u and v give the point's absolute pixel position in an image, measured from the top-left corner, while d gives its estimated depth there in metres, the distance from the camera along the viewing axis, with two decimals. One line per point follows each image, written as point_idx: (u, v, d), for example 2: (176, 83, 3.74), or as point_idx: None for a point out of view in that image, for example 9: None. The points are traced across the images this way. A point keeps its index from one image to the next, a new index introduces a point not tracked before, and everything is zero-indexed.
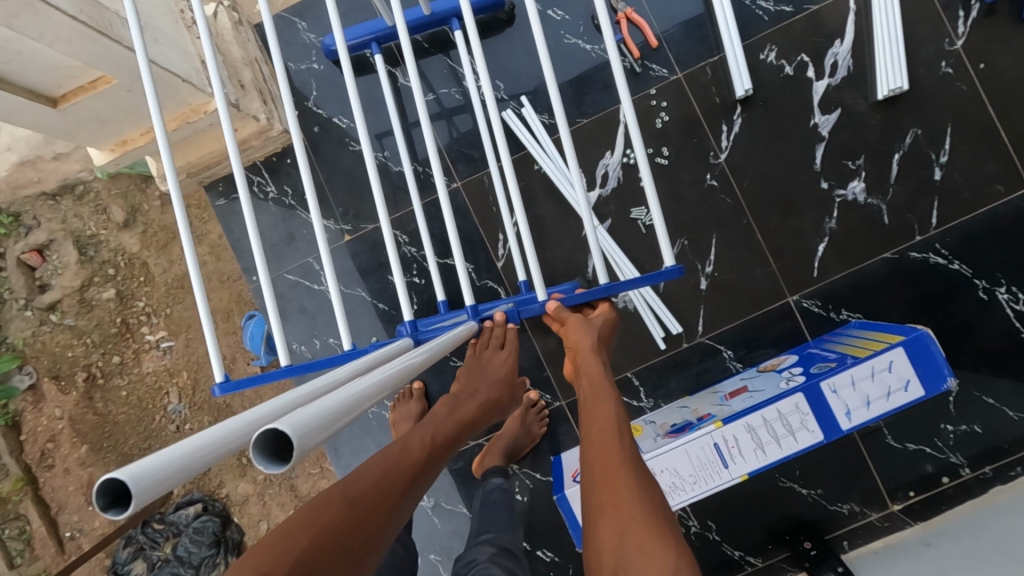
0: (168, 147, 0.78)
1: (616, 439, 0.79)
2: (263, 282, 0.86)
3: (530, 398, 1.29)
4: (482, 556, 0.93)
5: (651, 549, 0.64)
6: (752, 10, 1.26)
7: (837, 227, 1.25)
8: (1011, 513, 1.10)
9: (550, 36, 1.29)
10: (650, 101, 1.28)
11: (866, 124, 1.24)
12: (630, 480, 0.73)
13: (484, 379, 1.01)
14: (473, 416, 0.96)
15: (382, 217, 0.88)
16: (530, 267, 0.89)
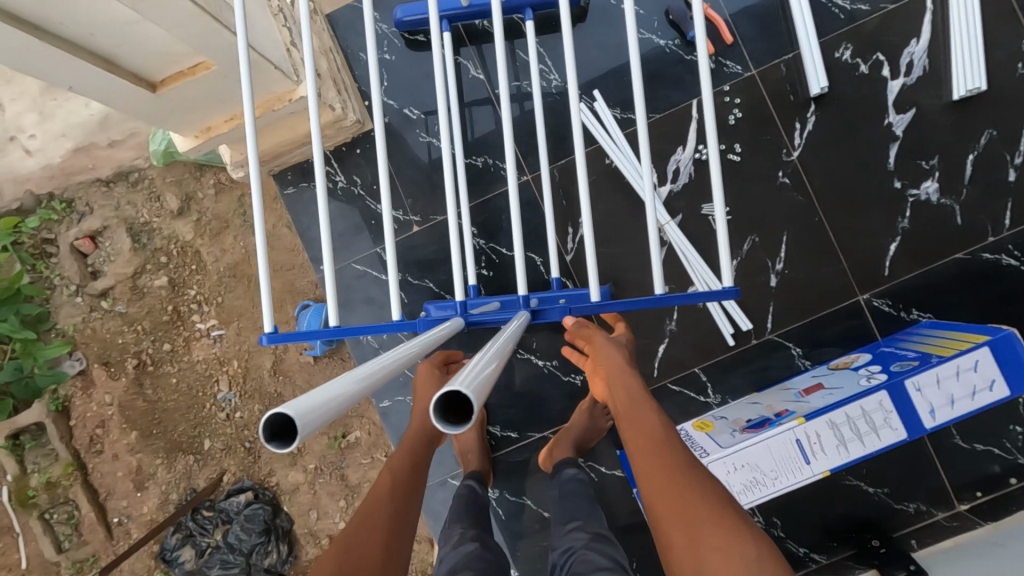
0: (257, 137, 0.80)
1: (660, 442, 0.81)
2: (326, 272, 0.88)
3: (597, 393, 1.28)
4: (578, 543, 0.96)
5: (728, 542, 0.66)
6: (829, 8, 1.25)
7: (909, 226, 1.25)
8: None
9: (623, 31, 1.29)
10: (722, 98, 1.27)
11: (941, 124, 1.24)
12: (685, 477, 0.75)
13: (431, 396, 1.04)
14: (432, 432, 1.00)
15: (451, 203, 0.92)
16: (590, 269, 0.87)
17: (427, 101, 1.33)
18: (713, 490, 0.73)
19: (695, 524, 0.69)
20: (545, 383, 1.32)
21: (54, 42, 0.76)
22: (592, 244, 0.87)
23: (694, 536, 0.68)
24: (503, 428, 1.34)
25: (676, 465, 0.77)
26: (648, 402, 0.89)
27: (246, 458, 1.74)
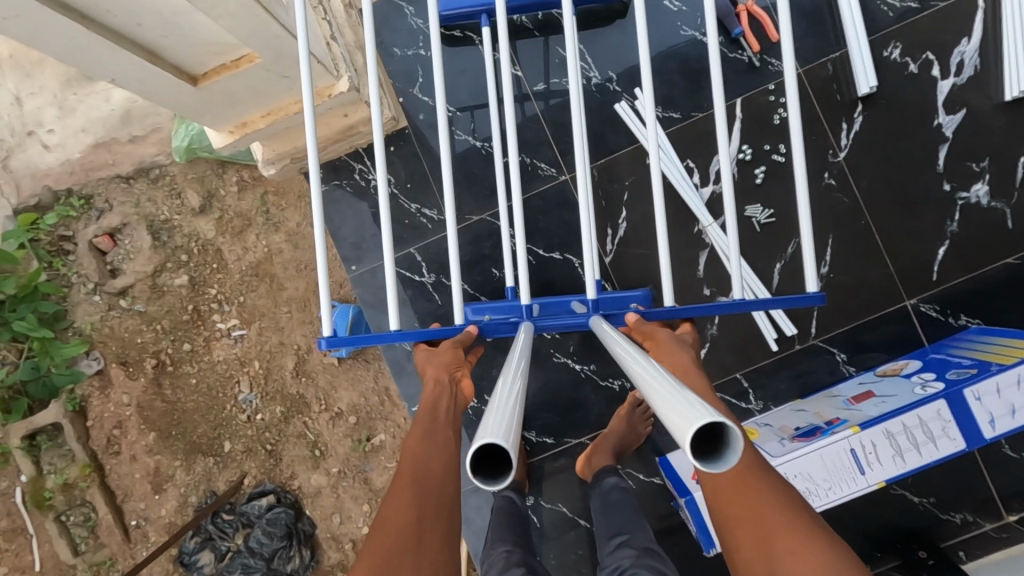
0: (317, 136, 0.77)
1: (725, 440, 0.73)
2: (389, 268, 0.84)
3: (635, 397, 1.25)
4: (626, 560, 0.89)
5: (807, 550, 0.61)
6: (878, 6, 1.22)
7: (958, 230, 1.22)
8: None
9: (666, 28, 1.26)
10: (768, 97, 1.24)
11: (992, 126, 1.21)
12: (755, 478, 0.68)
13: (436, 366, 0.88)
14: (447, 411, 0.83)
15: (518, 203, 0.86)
16: (667, 278, 0.83)
17: (463, 98, 1.30)
18: (784, 494, 0.67)
19: (769, 528, 0.64)
20: (583, 387, 1.30)
21: (100, 32, 0.72)
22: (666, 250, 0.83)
23: (768, 543, 0.63)
24: (538, 433, 1.31)
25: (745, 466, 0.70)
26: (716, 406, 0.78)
27: (267, 461, 1.71)
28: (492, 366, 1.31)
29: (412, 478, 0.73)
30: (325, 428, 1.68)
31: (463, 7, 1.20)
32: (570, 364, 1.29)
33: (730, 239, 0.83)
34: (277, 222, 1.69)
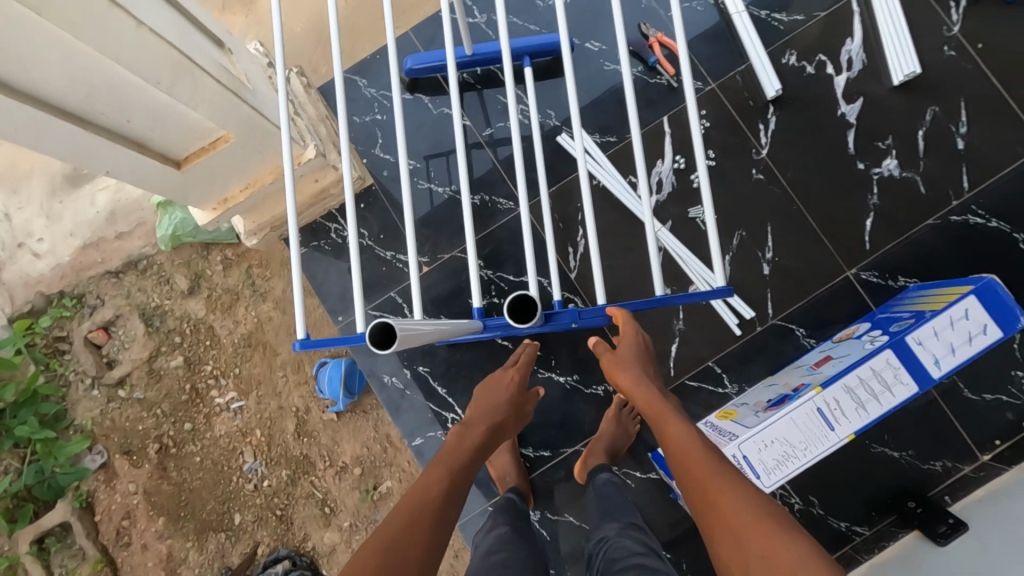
0: (294, 194, 0.94)
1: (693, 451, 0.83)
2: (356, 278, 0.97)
3: (621, 398, 1.34)
4: (611, 532, 0.95)
5: (774, 544, 0.68)
6: (771, 23, 1.40)
7: (879, 202, 1.35)
8: None
9: (591, 66, 1.42)
10: (690, 112, 1.39)
11: (890, 107, 1.37)
12: (724, 479, 0.77)
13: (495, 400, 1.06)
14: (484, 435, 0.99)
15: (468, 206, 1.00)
16: (598, 275, 0.96)
17: (421, 152, 1.43)
18: (755, 497, 0.75)
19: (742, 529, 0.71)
20: (570, 397, 1.37)
21: (96, 131, 0.84)
22: (597, 256, 0.97)
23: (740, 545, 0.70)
24: (535, 448, 1.37)
25: (720, 473, 0.79)
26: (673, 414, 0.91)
27: (278, 527, 1.72)
28: None
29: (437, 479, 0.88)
30: (332, 484, 1.71)
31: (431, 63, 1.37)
32: (554, 376, 1.37)
33: (645, 208, 0.99)
34: (264, 292, 1.78)
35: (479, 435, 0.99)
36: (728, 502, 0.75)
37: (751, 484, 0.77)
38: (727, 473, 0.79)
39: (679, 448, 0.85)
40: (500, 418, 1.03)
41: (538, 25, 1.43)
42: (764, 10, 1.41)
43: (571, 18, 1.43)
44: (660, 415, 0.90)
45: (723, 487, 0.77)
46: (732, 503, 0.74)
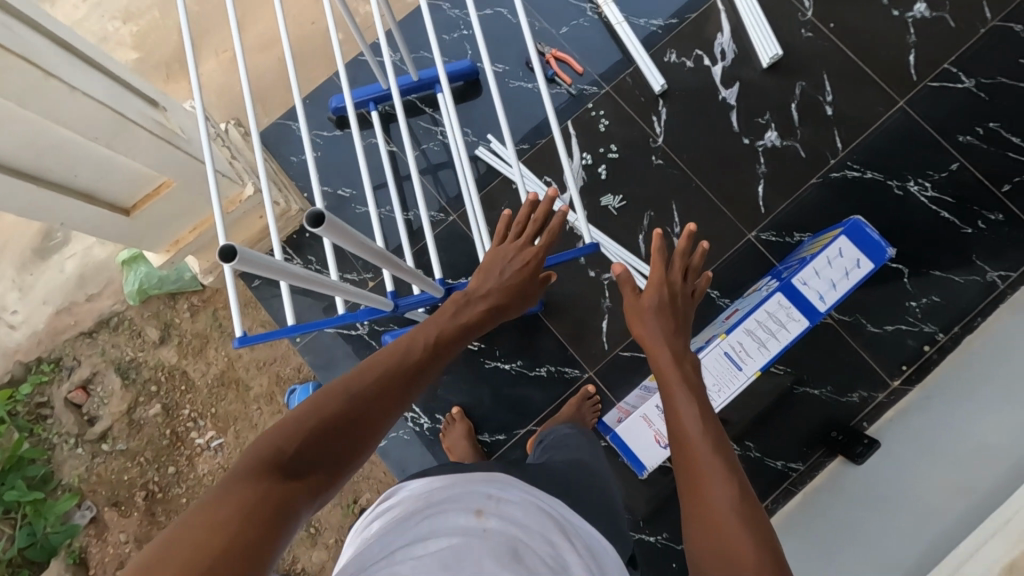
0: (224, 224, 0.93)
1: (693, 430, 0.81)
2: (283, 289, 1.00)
3: (587, 390, 1.44)
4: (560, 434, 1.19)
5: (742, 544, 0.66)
6: (650, 28, 1.59)
7: (767, 170, 1.52)
8: (983, 363, 1.30)
9: (498, 85, 1.59)
10: (590, 113, 1.56)
11: (764, 87, 1.55)
12: (714, 463, 0.75)
13: (500, 279, 0.98)
14: (481, 318, 0.94)
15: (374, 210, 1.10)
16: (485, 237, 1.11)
17: (356, 180, 1.58)
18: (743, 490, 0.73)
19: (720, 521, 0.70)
20: (518, 382, 1.48)
21: (47, 186, 0.97)
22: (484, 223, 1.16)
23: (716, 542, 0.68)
24: (491, 434, 1.47)
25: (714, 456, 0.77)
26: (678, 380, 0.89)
27: None
28: (437, 388, 1.49)
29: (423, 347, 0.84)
30: None
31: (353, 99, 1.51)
32: (500, 365, 1.48)
33: (514, 163, 1.10)
34: (231, 332, 1.89)
35: (475, 315, 0.94)
36: (708, 489, 0.73)
37: (740, 472, 0.74)
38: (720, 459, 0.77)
39: (680, 424, 0.83)
40: (500, 298, 0.96)
41: (447, 56, 1.61)
42: (643, 17, 1.59)
43: (475, 47, 1.61)
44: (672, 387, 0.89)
45: (709, 472, 0.75)
46: (710, 491, 0.73)
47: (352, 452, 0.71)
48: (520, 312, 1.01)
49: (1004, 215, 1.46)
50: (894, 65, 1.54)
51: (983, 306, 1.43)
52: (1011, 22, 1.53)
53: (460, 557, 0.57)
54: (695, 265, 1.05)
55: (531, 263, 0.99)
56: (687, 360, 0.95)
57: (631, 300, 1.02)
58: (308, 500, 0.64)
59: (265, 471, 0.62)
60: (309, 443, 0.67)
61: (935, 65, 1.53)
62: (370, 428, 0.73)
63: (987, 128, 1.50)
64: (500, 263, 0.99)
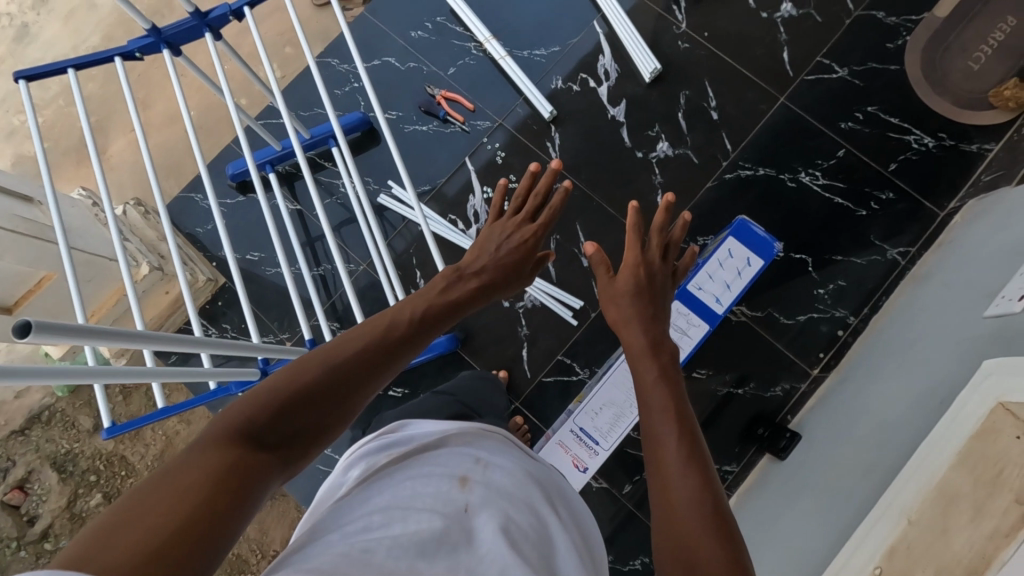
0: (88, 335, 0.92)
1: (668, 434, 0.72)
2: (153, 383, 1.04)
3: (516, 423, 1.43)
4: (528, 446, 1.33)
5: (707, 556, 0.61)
6: (534, 58, 1.63)
7: (663, 180, 1.55)
8: (889, 342, 1.32)
9: (393, 131, 1.62)
10: (486, 147, 1.59)
11: (650, 100, 1.59)
12: (688, 466, 0.68)
13: (495, 255, 0.98)
14: (472, 294, 0.93)
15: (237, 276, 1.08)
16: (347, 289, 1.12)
17: (264, 243, 1.58)
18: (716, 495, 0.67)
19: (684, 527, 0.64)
20: None
21: None
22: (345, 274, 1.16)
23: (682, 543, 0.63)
24: None
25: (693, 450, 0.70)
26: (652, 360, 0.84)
27: None
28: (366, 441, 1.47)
29: (412, 321, 0.80)
30: None
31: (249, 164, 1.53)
32: None
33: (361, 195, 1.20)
34: None
35: (467, 290, 0.92)
36: (674, 493, 0.67)
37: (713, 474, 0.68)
38: (696, 468, 0.68)
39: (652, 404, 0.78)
40: (492, 273, 0.96)
41: (341, 110, 1.64)
42: (526, 49, 1.64)
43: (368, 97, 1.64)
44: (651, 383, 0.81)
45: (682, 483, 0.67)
46: (680, 494, 0.66)
47: (327, 422, 0.67)
48: (514, 291, 1.01)
49: (894, 192, 1.50)
50: (770, 64, 1.59)
51: (888, 284, 1.46)
52: (873, 10, 1.60)
53: (451, 512, 0.63)
54: (675, 242, 1.06)
55: (528, 240, 1.01)
56: (665, 349, 0.88)
57: (605, 282, 1.01)
58: (278, 469, 0.62)
59: (237, 441, 0.60)
60: (278, 415, 0.63)
61: (808, 60, 1.59)
62: (352, 406, 0.69)
63: (866, 113, 1.55)
64: (496, 239, 1.01)
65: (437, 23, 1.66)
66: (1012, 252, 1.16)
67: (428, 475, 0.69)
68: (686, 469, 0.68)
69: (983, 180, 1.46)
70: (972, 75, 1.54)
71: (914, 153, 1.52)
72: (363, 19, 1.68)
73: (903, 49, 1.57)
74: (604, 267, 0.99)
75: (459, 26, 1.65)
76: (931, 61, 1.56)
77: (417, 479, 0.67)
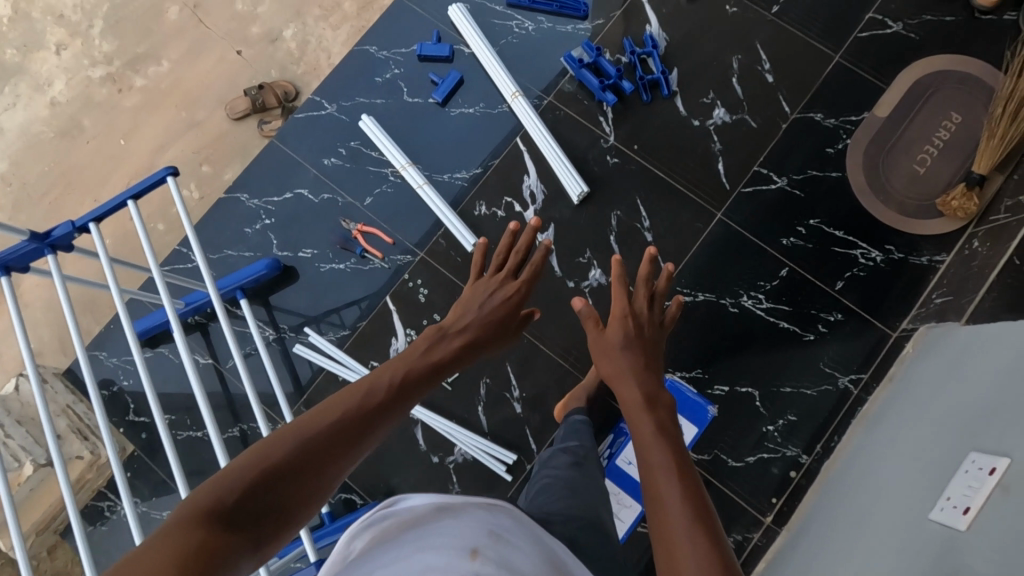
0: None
1: (672, 498, 0.70)
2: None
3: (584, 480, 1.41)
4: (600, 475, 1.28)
5: None
6: (455, 182, 1.53)
7: (596, 311, 1.45)
8: (839, 500, 1.22)
9: (308, 270, 1.51)
10: (408, 284, 1.48)
11: (579, 223, 1.49)
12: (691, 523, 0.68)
13: (478, 313, 0.98)
14: (457, 353, 0.92)
15: (67, 497, 1.01)
16: (175, 462, 1.04)
17: (174, 402, 1.48)
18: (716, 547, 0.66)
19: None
20: None
21: None
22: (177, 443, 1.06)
23: None
24: None
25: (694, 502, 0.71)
26: (647, 407, 0.87)
27: None
28: None
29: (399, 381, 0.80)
30: None
31: (151, 324, 1.43)
32: None
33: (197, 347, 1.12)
34: None
35: (451, 350, 0.91)
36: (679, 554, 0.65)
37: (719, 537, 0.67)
38: (702, 534, 0.66)
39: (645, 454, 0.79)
40: (475, 332, 0.95)
41: (253, 250, 1.53)
42: (446, 173, 1.54)
43: (280, 234, 1.53)
44: (647, 439, 0.80)
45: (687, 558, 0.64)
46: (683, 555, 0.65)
47: (305, 494, 0.64)
48: (497, 348, 1.00)
49: (842, 313, 1.40)
50: (705, 176, 1.49)
51: (842, 417, 1.36)
52: (810, 112, 1.51)
53: None
54: (660, 294, 1.12)
55: (511, 296, 1.02)
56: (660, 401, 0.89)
57: (594, 336, 1.05)
58: (250, 551, 0.59)
59: (206, 522, 0.57)
60: (254, 490, 0.61)
61: (744, 170, 1.49)
62: (341, 471, 0.68)
63: (808, 226, 1.45)
64: (479, 297, 1.01)
65: (351, 148, 1.56)
66: (961, 409, 1.05)
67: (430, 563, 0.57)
68: (689, 533, 0.67)
69: (934, 301, 1.35)
70: (918, 180, 1.45)
71: (861, 269, 1.42)
72: (272, 147, 1.58)
73: (843, 153, 1.48)
74: (592, 321, 1.05)
75: (374, 151, 1.55)
76: (874, 166, 1.47)
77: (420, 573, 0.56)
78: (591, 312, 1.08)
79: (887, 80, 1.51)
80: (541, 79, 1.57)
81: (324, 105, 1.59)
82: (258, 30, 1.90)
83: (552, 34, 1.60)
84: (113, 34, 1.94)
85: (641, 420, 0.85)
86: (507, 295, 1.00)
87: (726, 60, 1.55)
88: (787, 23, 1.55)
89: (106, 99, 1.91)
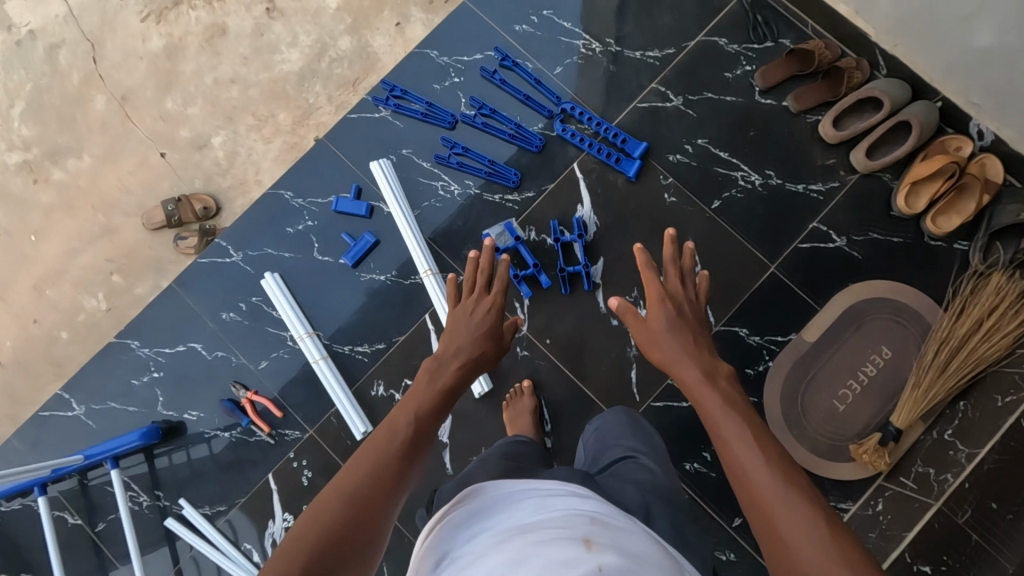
0: None
1: (753, 459, 0.73)
2: None
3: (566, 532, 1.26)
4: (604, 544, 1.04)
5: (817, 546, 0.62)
6: (355, 356, 1.45)
7: None
8: None
9: (191, 434, 1.44)
10: (291, 464, 1.42)
11: (478, 417, 1.42)
12: (779, 485, 0.69)
13: (466, 333, 1.09)
14: (457, 376, 1.02)
15: None
16: None
17: (41, 559, 1.43)
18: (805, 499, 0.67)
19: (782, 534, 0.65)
20: None
21: None
22: None
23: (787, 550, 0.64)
24: None
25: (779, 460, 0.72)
26: (707, 382, 0.88)
27: None
28: None
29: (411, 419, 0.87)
30: None
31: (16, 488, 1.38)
32: None
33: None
34: None
35: (451, 375, 1.01)
36: (775, 513, 0.67)
37: (811, 489, 0.68)
38: (796, 489, 0.68)
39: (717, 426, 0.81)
40: (469, 350, 1.06)
41: (137, 405, 1.46)
42: (347, 345, 1.46)
43: (166, 391, 1.46)
44: (715, 411, 0.82)
45: (784, 512, 0.66)
46: (778, 514, 0.66)
47: (363, 545, 0.70)
48: (491, 362, 1.11)
49: (735, 553, 1.34)
50: (615, 383, 1.42)
51: None
52: (735, 325, 1.42)
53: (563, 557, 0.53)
54: (686, 272, 1.09)
55: (490, 311, 1.12)
56: (718, 374, 0.90)
57: (638, 327, 1.03)
58: None
59: None
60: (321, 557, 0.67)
61: (656, 381, 1.42)
62: (387, 508, 0.74)
63: (714, 452, 1.38)
64: (463, 320, 1.11)
65: (252, 305, 1.48)
66: None
67: (548, 540, 0.56)
68: (786, 492, 0.68)
69: None
70: (835, 418, 1.37)
71: None
72: (170, 292, 1.50)
73: (762, 377, 1.40)
74: (633, 314, 1.03)
75: (276, 310, 1.47)
76: (793, 395, 1.39)
77: (536, 547, 0.55)
78: (629, 308, 1.04)
79: (820, 301, 1.42)
80: (459, 250, 1.48)
81: (229, 253, 1.50)
82: (186, 133, 1.77)
83: (478, 202, 1.50)
84: (34, 118, 1.80)
85: (705, 395, 0.86)
86: (487, 314, 1.11)
87: (656, 255, 1.46)
88: (725, 221, 1.46)
89: (18, 188, 1.79)
